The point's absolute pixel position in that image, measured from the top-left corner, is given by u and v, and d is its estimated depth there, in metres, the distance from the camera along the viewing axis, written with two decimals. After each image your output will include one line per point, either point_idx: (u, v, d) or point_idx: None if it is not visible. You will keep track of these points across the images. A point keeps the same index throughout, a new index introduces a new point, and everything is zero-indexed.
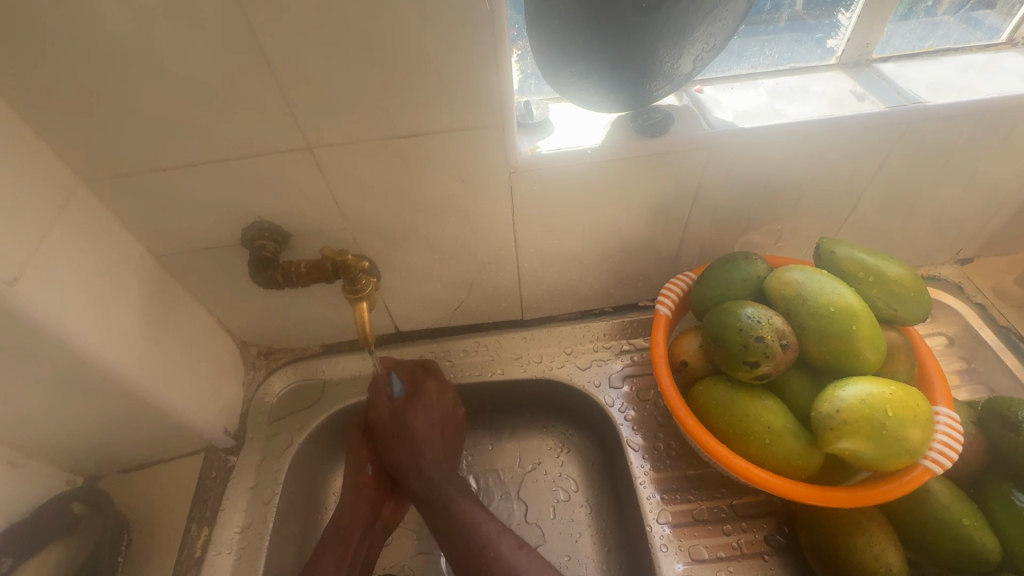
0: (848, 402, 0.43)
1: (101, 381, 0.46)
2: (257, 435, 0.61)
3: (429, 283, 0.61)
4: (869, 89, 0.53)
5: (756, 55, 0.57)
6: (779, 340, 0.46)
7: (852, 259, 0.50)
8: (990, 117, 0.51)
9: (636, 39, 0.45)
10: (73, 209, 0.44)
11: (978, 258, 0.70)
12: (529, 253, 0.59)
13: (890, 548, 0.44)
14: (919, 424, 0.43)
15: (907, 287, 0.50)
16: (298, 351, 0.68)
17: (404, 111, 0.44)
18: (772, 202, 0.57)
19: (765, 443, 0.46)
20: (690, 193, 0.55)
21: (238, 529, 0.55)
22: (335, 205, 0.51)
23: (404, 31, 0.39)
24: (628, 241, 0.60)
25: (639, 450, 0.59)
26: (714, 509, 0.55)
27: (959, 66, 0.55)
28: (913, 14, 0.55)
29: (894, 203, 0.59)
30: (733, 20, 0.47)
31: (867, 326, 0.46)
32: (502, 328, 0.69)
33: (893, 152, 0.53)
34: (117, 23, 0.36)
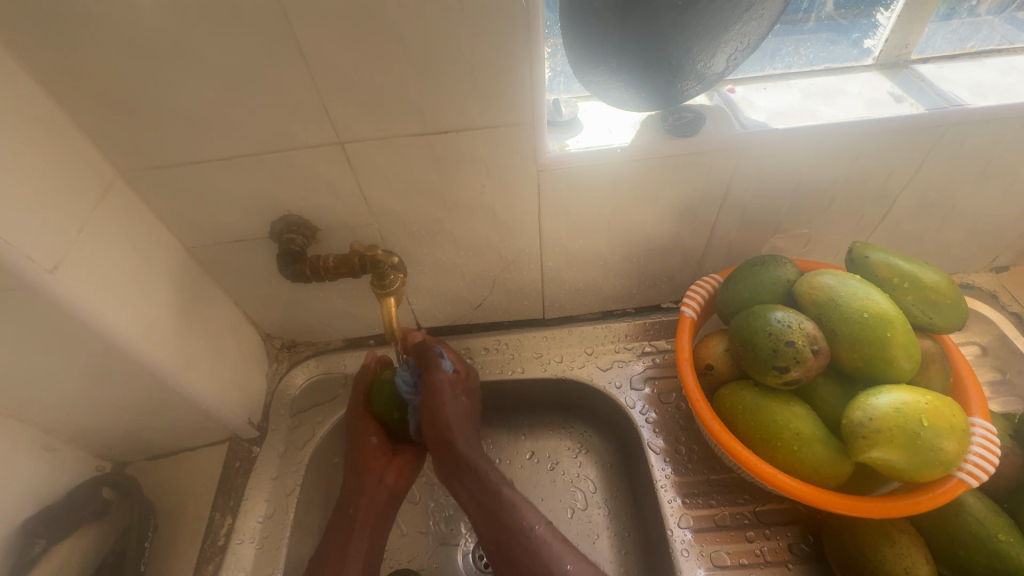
0: (881, 411, 0.42)
1: (133, 370, 0.47)
2: (280, 426, 0.62)
3: (452, 280, 0.61)
4: (908, 91, 0.52)
5: (790, 55, 0.55)
6: (810, 345, 0.45)
7: (886, 264, 0.49)
8: None
9: (671, 35, 0.44)
10: (110, 201, 0.45)
11: (1013, 266, 0.68)
12: (552, 252, 0.59)
13: (921, 561, 0.43)
14: (955, 435, 0.42)
15: (943, 294, 0.48)
16: (321, 345, 0.69)
17: (436, 109, 0.44)
18: (802, 205, 0.56)
19: (793, 450, 0.46)
20: (719, 194, 0.54)
21: (260, 519, 0.56)
22: (363, 201, 0.51)
23: (437, 30, 0.39)
24: (653, 242, 0.59)
25: (660, 453, 0.59)
26: (736, 515, 0.54)
27: (1003, 68, 0.53)
28: (956, 13, 0.53)
29: (930, 208, 0.58)
30: (769, 19, 0.46)
31: (902, 334, 0.45)
32: (523, 327, 0.69)
33: (931, 155, 0.52)
34: (157, 16, 0.37)
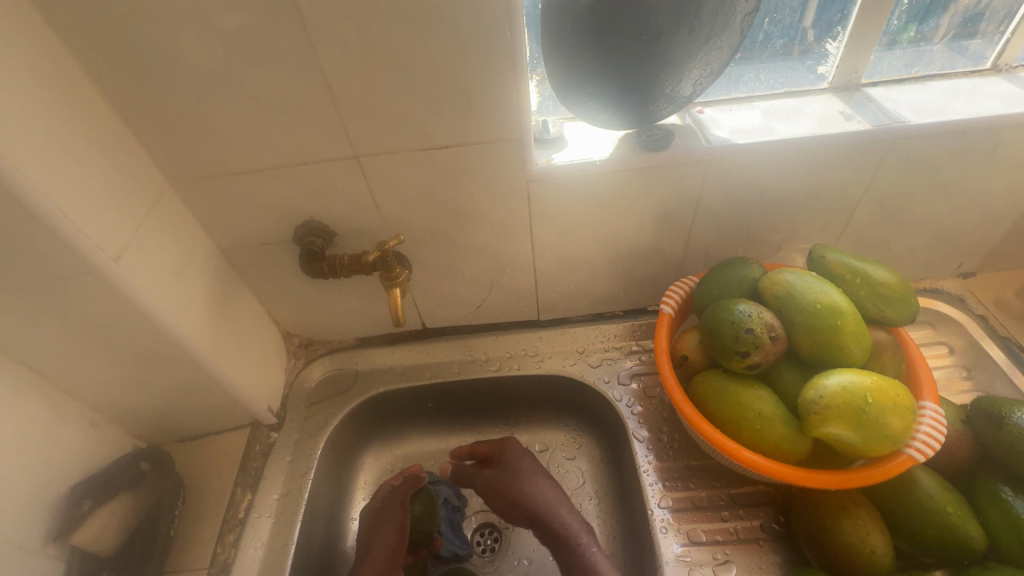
0: (831, 389, 0.47)
1: (174, 352, 0.54)
2: (296, 415, 0.69)
3: (454, 281, 0.68)
4: (857, 111, 0.58)
5: (752, 81, 0.61)
6: (768, 332, 0.51)
7: (841, 263, 0.55)
8: (972, 135, 0.55)
9: (639, 64, 0.52)
10: (161, 206, 0.53)
11: (980, 272, 0.72)
12: (544, 256, 0.65)
13: (875, 531, 0.47)
14: (899, 412, 0.47)
15: (893, 290, 0.53)
16: (335, 344, 0.76)
17: (438, 128, 0.52)
18: (769, 215, 0.62)
19: (756, 427, 0.50)
20: (692, 203, 0.60)
21: (277, 496, 0.62)
22: (375, 209, 0.58)
23: (439, 62, 0.47)
24: (635, 248, 0.66)
25: (644, 441, 0.63)
26: (713, 497, 0.58)
27: (945, 91, 0.59)
28: (897, 43, 0.59)
29: (888, 216, 0.63)
30: (728, 50, 0.53)
31: (853, 323, 0.50)
32: (519, 328, 0.75)
33: (881, 167, 0.58)
34: (210, 52, 0.45)
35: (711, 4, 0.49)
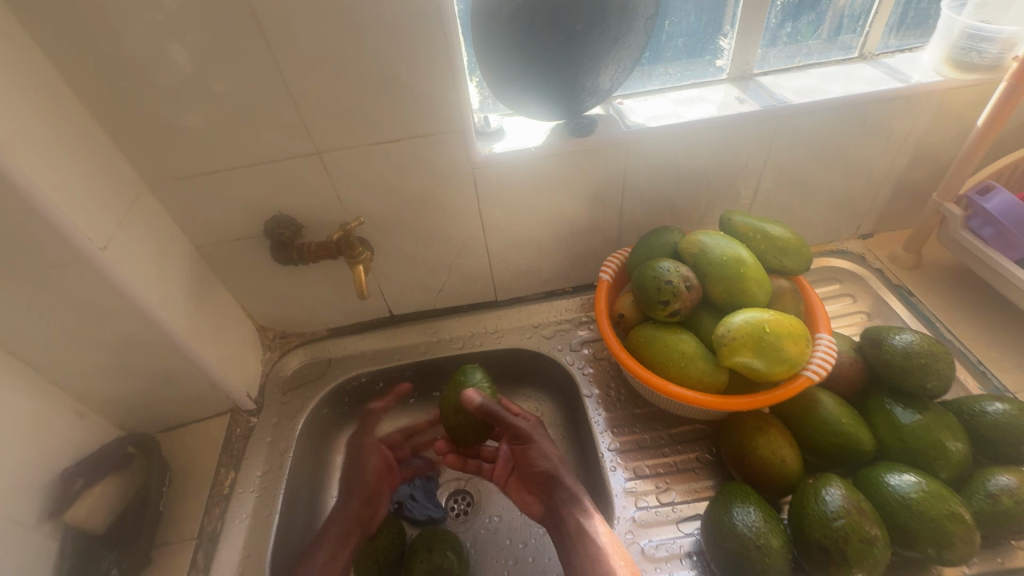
0: (736, 324, 0.56)
1: (157, 338, 0.59)
2: (274, 401, 0.74)
3: (415, 266, 0.74)
4: (750, 96, 0.67)
5: (663, 74, 0.71)
6: (683, 283, 0.59)
7: (744, 224, 0.64)
8: (842, 110, 0.66)
9: (559, 60, 0.60)
10: (140, 204, 0.58)
11: (876, 233, 0.83)
12: (494, 238, 0.73)
13: (784, 444, 0.56)
14: (795, 340, 0.55)
15: (789, 243, 0.63)
16: (308, 335, 0.81)
17: (389, 123, 0.59)
18: (687, 189, 0.71)
19: (681, 365, 0.58)
20: (619, 181, 0.69)
21: (260, 472, 0.66)
22: (338, 201, 0.65)
23: (386, 65, 0.55)
24: (575, 226, 0.74)
25: (594, 396, 0.71)
26: (655, 437, 0.66)
27: (821, 75, 0.69)
28: (778, 37, 0.69)
29: (788, 185, 0.73)
30: (637, 48, 0.62)
31: (755, 271, 0.59)
32: (480, 309, 0.82)
33: (774, 141, 0.68)
34: (183, 63, 0.51)
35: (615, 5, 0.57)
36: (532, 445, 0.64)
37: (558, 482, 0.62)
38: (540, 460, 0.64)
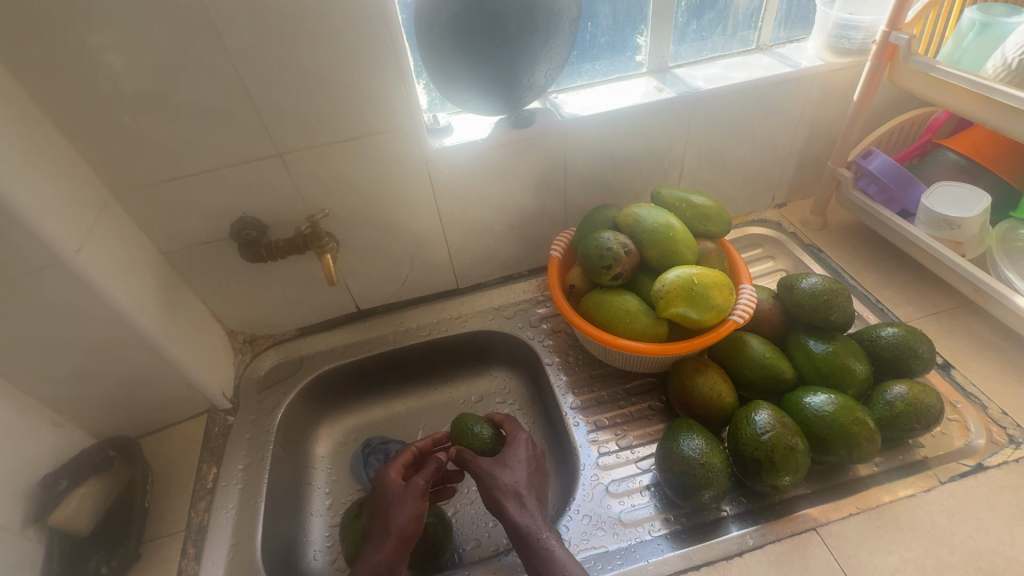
0: (670, 280, 0.64)
1: (132, 340, 0.61)
2: (250, 399, 0.76)
3: (379, 259, 0.79)
4: (666, 85, 0.77)
5: (590, 71, 0.79)
6: (622, 249, 0.67)
7: (671, 196, 0.72)
8: (744, 94, 0.76)
9: (496, 59, 0.66)
10: (108, 213, 0.61)
11: (790, 202, 0.94)
12: (451, 227, 0.78)
13: (719, 381, 0.64)
14: (721, 290, 0.64)
15: (711, 209, 0.72)
16: (278, 336, 0.84)
17: (345, 123, 0.64)
18: (620, 171, 0.80)
19: (626, 321, 0.66)
20: (560, 167, 0.77)
21: (241, 466, 0.69)
22: (302, 200, 0.69)
23: (340, 69, 0.60)
24: (525, 212, 0.80)
25: (556, 364, 0.77)
26: (612, 393, 0.73)
27: (726, 65, 0.79)
28: (686, 34, 0.79)
29: (708, 162, 0.83)
30: (565, 46, 0.70)
31: (683, 234, 0.68)
32: (444, 297, 0.87)
33: (690, 124, 0.78)
34: (146, 75, 0.55)
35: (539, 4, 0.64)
36: (508, 465, 0.61)
37: (517, 505, 0.57)
38: (505, 480, 0.59)
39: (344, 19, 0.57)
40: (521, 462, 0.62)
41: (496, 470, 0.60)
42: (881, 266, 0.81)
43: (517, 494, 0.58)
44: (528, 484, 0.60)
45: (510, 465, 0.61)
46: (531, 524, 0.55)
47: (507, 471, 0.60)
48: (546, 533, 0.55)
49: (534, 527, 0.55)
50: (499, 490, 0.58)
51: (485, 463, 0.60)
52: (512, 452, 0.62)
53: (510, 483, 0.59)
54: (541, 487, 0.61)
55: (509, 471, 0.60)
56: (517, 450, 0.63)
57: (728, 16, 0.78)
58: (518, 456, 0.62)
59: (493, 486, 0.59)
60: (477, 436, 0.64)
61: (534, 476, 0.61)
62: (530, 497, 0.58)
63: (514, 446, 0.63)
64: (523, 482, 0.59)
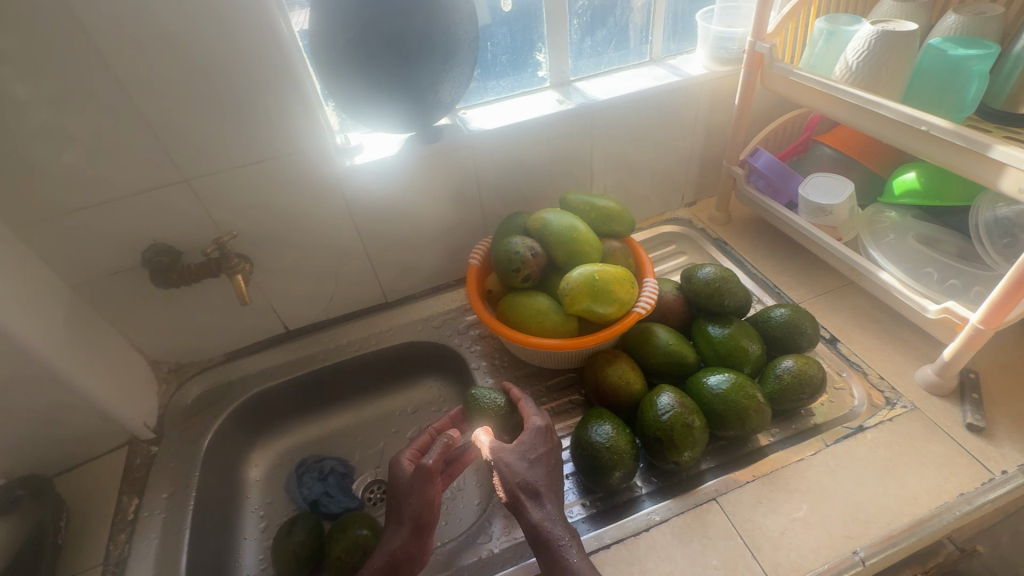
0: (575, 278, 0.68)
1: (38, 373, 0.61)
2: (175, 427, 0.75)
3: (302, 278, 0.80)
4: (567, 97, 0.82)
5: (496, 87, 0.83)
6: (530, 252, 0.71)
7: (576, 200, 0.77)
8: (637, 103, 0.82)
9: (397, 69, 0.68)
10: (7, 248, 0.60)
11: (699, 201, 1.01)
12: (373, 243, 0.81)
13: (627, 369, 0.67)
14: (623, 283, 0.68)
15: (613, 211, 0.76)
16: (205, 363, 0.83)
17: (251, 146, 0.66)
18: (532, 180, 0.85)
19: (538, 320, 0.69)
20: (472, 178, 0.80)
21: (165, 494, 0.68)
22: (215, 224, 0.70)
23: (240, 95, 0.62)
24: (444, 223, 0.84)
25: (482, 368, 0.80)
26: (535, 392, 0.76)
27: (622, 77, 0.85)
28: (582, 50, 0.84)
29: (615, 167, 0.89)
30: (466, 65, 0.74)
31: (586, 235, 0.72)
32: (373, 312, 0.89)
33: (592, 132, 0.83)
34: (38, 109, 0.56)
35: (431, 12, 0.66)
36: (524, 458, 0.58)
37: (534, 503, 0.54)
38: (522, 475, 0.56)
39: (235, 38, 0.58)
40: (540, 455, 0.59)
41: (512, 464, 0.57)
42: (778, 254, 0.87)
43: (536, 492, 0.55)
44: (546, 481, 0.57)
45: (526, 459, 0.58)
46: (548, 524, 0.53)
47: (522, 466, 0.57)
48: (567, 539, 0.52)
49: (552, 528, 0.53)
50: (518, 485, 0.56)
51: (503, 455, 0.58)
52: (529, 444, 0.59)
53: (528, 479, 0.56)
54: (559, 481, 0.59)
55: (526, 464, 0.57)
56: (534, 441, 0.59)
57: (619, 34, 0.85)
58: (528, 450, 0.59)
59: (512, 481, 0.56)
60: (485, 404, 0.66)
61: (551, 470, 0.58)
62: (548, 496, 0.55)
63: (529, 436, 0.60)
64: (541, 478, 0.57)
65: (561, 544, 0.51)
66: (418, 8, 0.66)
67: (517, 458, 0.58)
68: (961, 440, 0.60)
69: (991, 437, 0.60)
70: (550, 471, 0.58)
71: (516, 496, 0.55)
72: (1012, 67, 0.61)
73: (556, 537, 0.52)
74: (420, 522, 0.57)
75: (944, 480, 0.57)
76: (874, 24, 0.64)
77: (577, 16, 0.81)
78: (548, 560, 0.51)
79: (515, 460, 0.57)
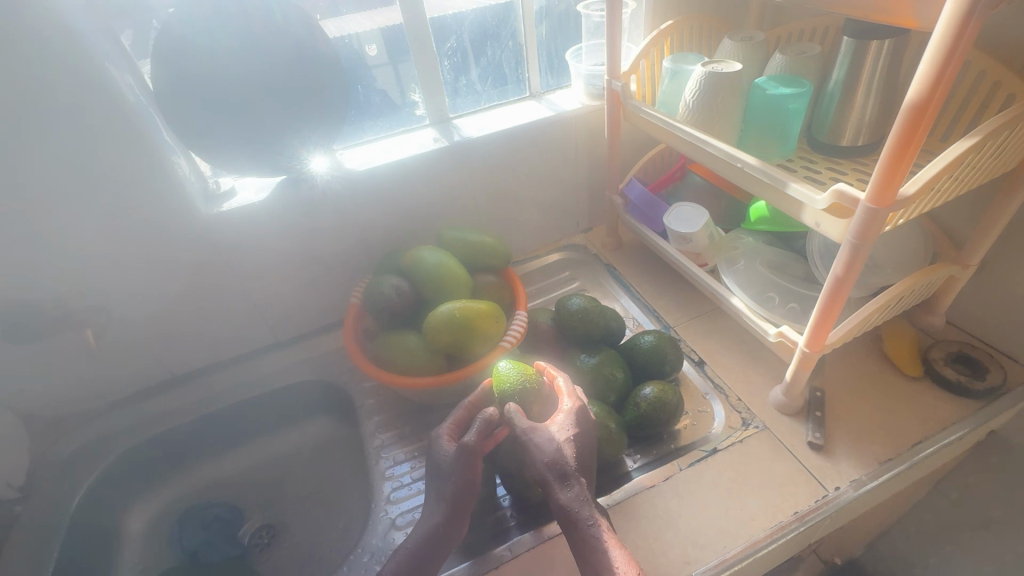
0: (437, 315, 0.69)
1: None
2: (42, 485, 0.72)
3: (182, 324, 0.79)
4: (443, 135, 0.84)
5: (373, 127, 0.85)
6: (395, 291, 0.72)
7: (451, 236, 0.79)
8: (513, 138, 0.84)
9: (251, 115, 0.68)
10: None
11: (595, 226, 1.04)
12: (254, 284, 0.80)
13: None
14: (487, 316, 0.70)
15: (487, 245, 0.79)
16: (85, 415, 0.80)
17: (106, 197, 0.66)
18: (416, 216, 0.86)
19: (405, 357, 0.70)
20: (352, 217, 0.81)
21: (24, 558, 0.66)
22: (75, 276, 0.69)
23: (85, 148, 0.62)
24: (329, 261, 0.84)
25: (369, 406, 0.81)
26: (417, 428, 0.77)
27: (500, 113, 0.87)
28: (459, 89, 0.87)
29: (502, 199, 0.91)
30: (334, 110, 0.75)
31: (454, 270, 0.73)
32: (266, 352, 0.88)
33: (471, 167, 0.85)
34: None
35: (278, 59, 0.67)
36: (554, 439, 0.54)
37: (562, 488, 0.51)
38: (552, 458, 0.52)
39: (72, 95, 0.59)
40: (571, 437, 0.54)
41: (554, 446, 0.53)
42: (662, 278, 0.90)
43: (564, 476, 0.52)
44: (576, 466, 0.53)
45: (557, 442, 0.53)
46: (582, 511, 0.50)
47: (554, 449, 0.53)
48: (598, 527, 0.49)
49: (586, 515, 0.50)
50: (548, 471, 0.52)
51: (536, 438, 0.54)
52: (561, 426, 0.55)
53: (555, 464, 0.52)
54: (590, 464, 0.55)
55: (560, 446, 0.53)
56: (563, 423, 0.55)
57: (495, 74, 0.89)
58: (556, 435, 0.54)
59: (542, 467, 0.52)
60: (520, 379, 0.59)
61: (580, 453, 0.54)
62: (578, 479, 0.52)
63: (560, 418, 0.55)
64: (579, 461, 0.54)
65: (594, 534, 0.49)
66: (263, 57, 0.66)
67: (546, 442, 0.53)
68: (803, 458, 0.63)
69: (830, 454, 0.63)
70: (583, 454, 0.54)
71: (551, 480, 0.52)
72: (828, 102, 0.65)
73: (591, 526, 0.49)
74: (451, 509, 0.53)
75: (782, 499, 0.60)
76: (704, 65, 0.67)
77: (447, 56, 0.83)
78: (581, 548, 0.49)
79: (543, 444, 0.53)
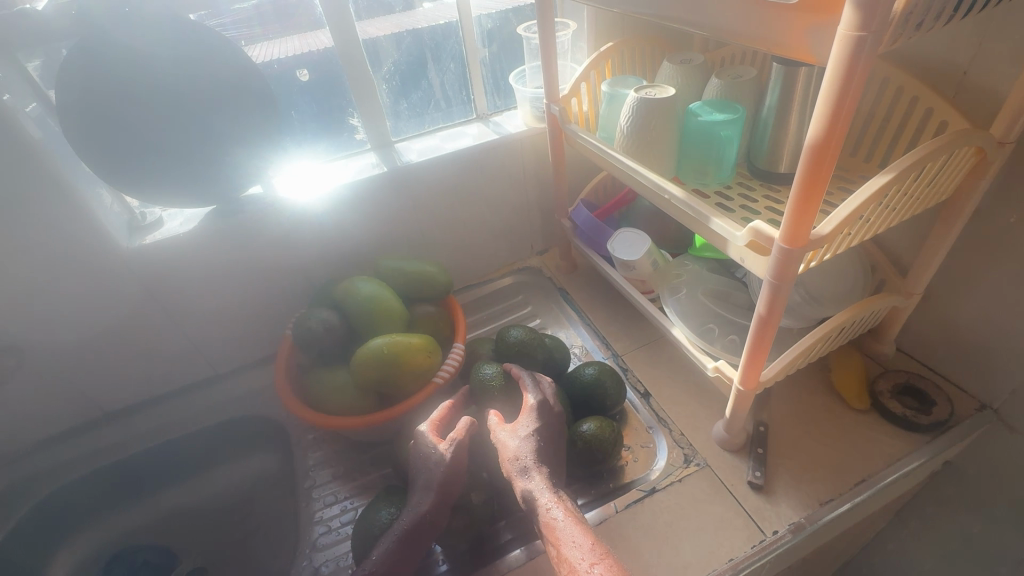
0: (365, 351, 0.66)
1: None
2: None
3: (110, 360, 0.76)
4: (382, 160, 0.81)
5: (311, 153, 0.82)
6: (323, 324, 0.69)
7: (390, 266, 0.76)
8: (456, 163, 0.82)
9: (168, 145, 0.65)
10: None
11: (550, 248, 1.01)
12: (186, 317, 0.77)
13: None
14: (419, 351, 0.67)
15: (427, 274, 0.76)
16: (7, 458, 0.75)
17: (16, 235, 0.63)
18: (357, 243, 0.83)
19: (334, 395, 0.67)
20: (288, 246, 0.78)
21: None
22: None
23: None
24: (266, 292, 0.81)
25: (306, 442, 0.78)
26: (353, 465, 0.74)
27: (444, 136, 0.85)
28: (400, 112, 0.85)
29: (449, 224, 0.89)
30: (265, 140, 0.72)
31: (386, 301, 0.71)
32: (205, 386, 0.84)
33: (413, 193, 0.82)
34: None
35: (195, 87, 0.64)
36: (517, 435, 0.56)
37: (523, 478, 0.53)
38: (513, 452, 0.55)
39: None
40: (534, 430, 0.57)
41: (513, 440, 0.56)
42: (614, 303, 0.88)
43: (525, 467, 0.53)
44: (541, 454, 0.55)
45: (520, 435, 0.56)
46: (541, 496, 0.50)
47: (515, 442, 0.55)
48: (557, 509, 0.49)
49: (544, 498, 0.50)
50: (511, 462, 0.54)
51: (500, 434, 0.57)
52: (525, 421, 0.57)
53: (516, 455, 0.54)
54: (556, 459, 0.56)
55: (522, 439, 0.56)
56: (526, 418, 0.58)
57: (437, 96, 0.87)
58: (521, 428, 0.57)
59: (507, 461, 0.55)
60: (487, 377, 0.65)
61: (544, 445, 0.56)
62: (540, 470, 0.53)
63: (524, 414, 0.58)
64: (543, 451, 0.55)
65: (549, 517, 0.48)
66: (177, 85, 0.63)
67: (509, 437, 0.56)
68: (742, 499, 0.60)
69: (770, 494, 0.60)
70: (548, 445, 0.56)
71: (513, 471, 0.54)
72: (763, 128, 0.62)
73: (548, 510, 0.49)
74: (439, 502, 0.54)
75: (718, 545, 0.57)
76: (637, 91, 0.65)
77: (386, 81, 0.81)
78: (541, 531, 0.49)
79: (507, 438, 0.56)
